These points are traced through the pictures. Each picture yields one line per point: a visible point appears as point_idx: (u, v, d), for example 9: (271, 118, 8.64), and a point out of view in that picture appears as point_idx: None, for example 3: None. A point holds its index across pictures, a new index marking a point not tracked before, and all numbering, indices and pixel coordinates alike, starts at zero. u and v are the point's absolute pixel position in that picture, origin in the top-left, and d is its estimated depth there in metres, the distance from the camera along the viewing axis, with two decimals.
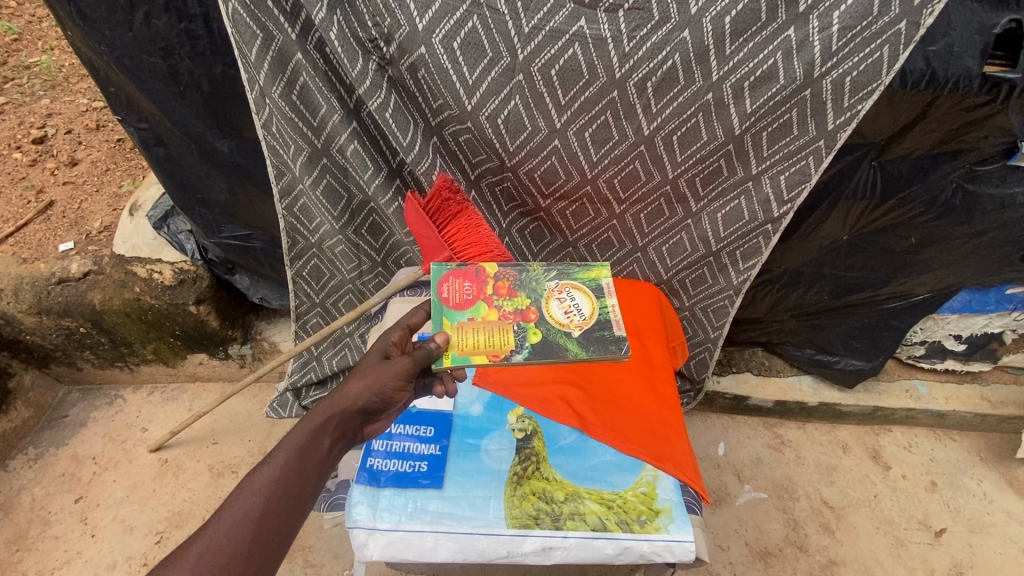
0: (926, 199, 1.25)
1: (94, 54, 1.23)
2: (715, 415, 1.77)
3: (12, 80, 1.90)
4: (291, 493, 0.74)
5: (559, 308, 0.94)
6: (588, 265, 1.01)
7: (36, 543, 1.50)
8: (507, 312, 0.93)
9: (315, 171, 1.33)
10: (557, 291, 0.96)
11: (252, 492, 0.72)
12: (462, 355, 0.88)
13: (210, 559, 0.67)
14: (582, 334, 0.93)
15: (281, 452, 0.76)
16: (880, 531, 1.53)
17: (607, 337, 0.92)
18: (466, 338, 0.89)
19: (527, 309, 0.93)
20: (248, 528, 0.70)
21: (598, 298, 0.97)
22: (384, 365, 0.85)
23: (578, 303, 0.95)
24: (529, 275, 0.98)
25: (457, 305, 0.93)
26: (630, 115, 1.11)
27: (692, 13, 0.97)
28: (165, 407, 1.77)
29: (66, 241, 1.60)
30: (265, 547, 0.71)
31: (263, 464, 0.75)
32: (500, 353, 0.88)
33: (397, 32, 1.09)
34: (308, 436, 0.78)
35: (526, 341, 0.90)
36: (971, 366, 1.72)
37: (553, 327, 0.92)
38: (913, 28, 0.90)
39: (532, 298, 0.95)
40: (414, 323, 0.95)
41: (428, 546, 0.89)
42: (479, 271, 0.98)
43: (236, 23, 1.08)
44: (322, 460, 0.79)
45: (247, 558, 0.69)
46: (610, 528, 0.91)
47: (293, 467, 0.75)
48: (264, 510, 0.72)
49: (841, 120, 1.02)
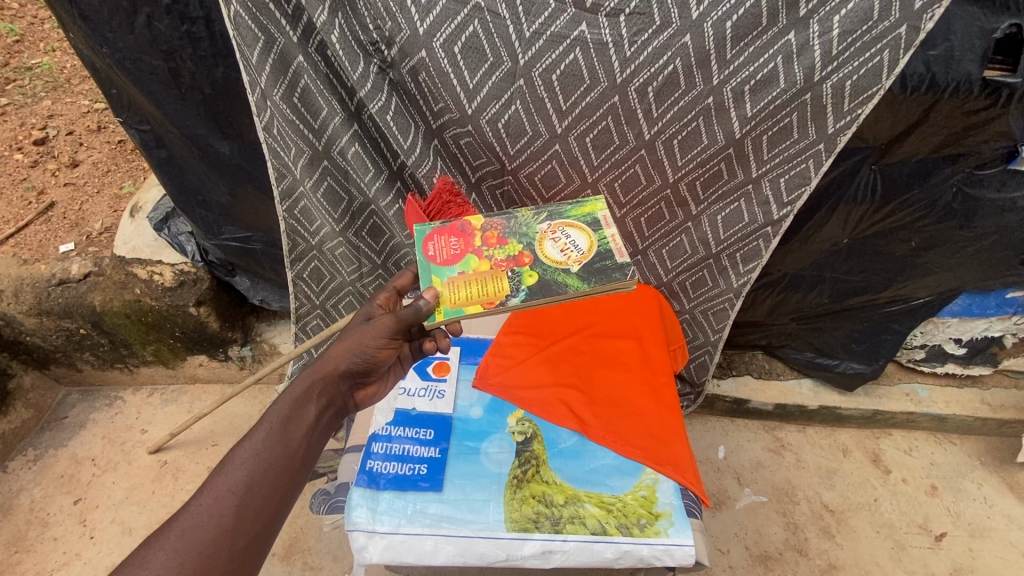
0: (926, 203, 1.25)
1: (96, 56, 1.23)
2: (715, 418, 1.77)
3: (13, 81, 1.91)
4: (276, 463, 0.74)
5: (555, 248, 0.99)
6: (582, 203, 1.07)
7: (35, 545, 1.49)
8: (499, 260, 0.98)
9: (316, 173, 1.33)
10: (551, 231, 1.02)
11: (236, 465, 0.72)
12: (455, 308, 0.90)
13: (195, 534, 0.67)
14: (581, 268, 0.95)
15: (264, 422, 0.77)
16: (880, 535, 1.52)
17: (609, 267, 0.94)
18: (458, 290, 0.93)
19: (520, 254, 0.99)
20: (233, 500, 0.70)
21: (596, 231, 1.01)
22: (364, 327, 0.86)
23: (574, 240, 1.00)
24: (518, 222, 1.05)
25: (444, 261, 0.99)
26: (631, 120, 1.11)
27: (693, 17, 0.97)
28: (165, 409, 1.77)
29: (67, 242, 1.60)
30: (253, 519, 0.70)
31: (247, 437, 0.76)
32: (494, 301, 0.91)
33: (398, 35, 1.09)
34: (292, 404, 0.79)
35: (522, 284, 0.93)
36: (972, 370, 1.72)
37: (549, 266, 0.95)
38: (913, 33, 0.90)
39: (524, 242, 1.01)
40: (400, 284, 1.01)
41: (428, 549, 0.89)
42: (466, 227, 1.05)
43: (238, 25, 1.08)
44: (310, 426, 0.79)
45: (234, 531, 0.69)
46: (609, 531, 0.91)
47: (277, 435, 0.76)
48: (248, 483, 0.72)
49: (841, 124, 1.02)
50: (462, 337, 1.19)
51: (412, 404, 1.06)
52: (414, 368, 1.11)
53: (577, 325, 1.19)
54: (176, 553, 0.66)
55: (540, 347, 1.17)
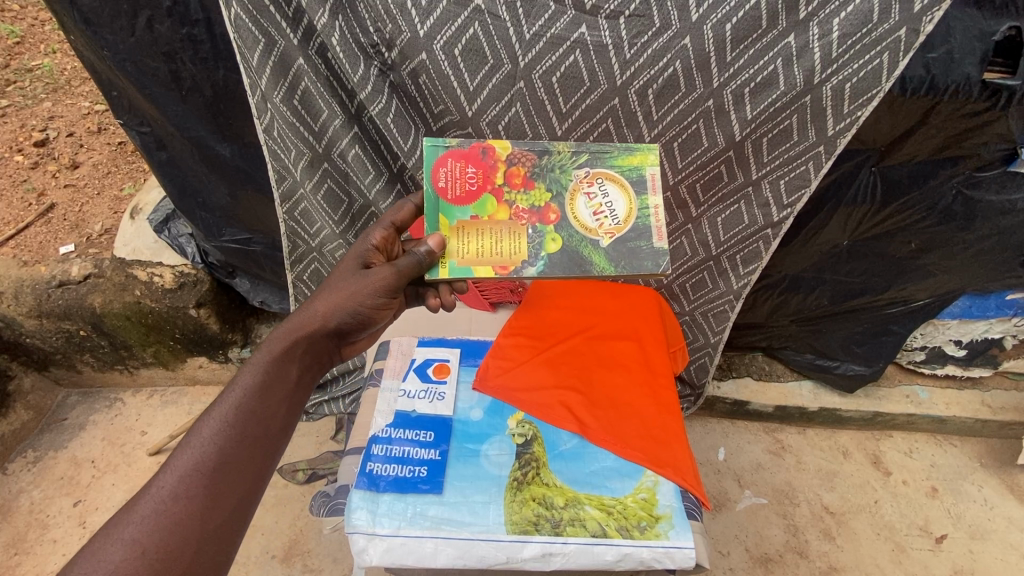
0: (926, 205, 1.25)
1: (97, 58, 1.23)
2: (716, 420, 1.77)
3: (14, 83, 1.91)
4: (249, 435, 0.74)
5: (588, 208, 0.97)
6: (634, 149, 0.99)
7: (34, 547, 1.49)
8: (520, 211, 0.96)
9: (317, 175, 1.33)
10: (587, 184, 0.98)
11: (201, 442, 0.71)
12: (462, 265, 0.93)
13: (159, 517, 0.65)
14: (611, 243, 0.96)
15: (238, 389, 0.77)
16: (880, 537, 1.52)
17: (643, 249, 0.96)
18: (471, 244, 0.94)
19: (546, 208, 0.97)
20: (200, 477, 0.69)
21: (638, 196, 0.97)
22: (357, 281, 0.91)
23: (612, 203, 0.97)
24: (552, 162, 0.98)
25: (457, 199, 0.96)
26: (631, 122, 1.12)
27: (693, 20, 0.97)
28: (165, 411, 1.77)
29: (67, 243, 1.60)
30: (225, 494, 0.69)
31: (212, 411, 0.74)
32: (508, 267, 0.94)
33: (399, 38, 1.08)
34: (264, 371, 0.79)
35: (542, 251, 0.95)
36: (972, 371, 1.72)
37: (577, 233, 0.96)
38: (913, 36, 0.90)
39: (553, 191, 0.97)
40: (399, 219, 0.99)
41: (428, 551, 0.89)
42: (489, 155, 0.98)
43: (238, 27, 1.08)
44: (283, 393, 0.80)
45: (203, 510, 0.67)
46: (610, 533, 0.91)
47: (247, 407, 0.75)
48: (219, 458, 0.71)
49: (841, 126, 1.02)
50: (463, 339, 1.19)
51: (412, 405, 1.06)
52: (414, 370, 1.11)
53: (576, 327, 1.19)
54: (139, 539, 0.63)
55: (539, 348, 1.17)
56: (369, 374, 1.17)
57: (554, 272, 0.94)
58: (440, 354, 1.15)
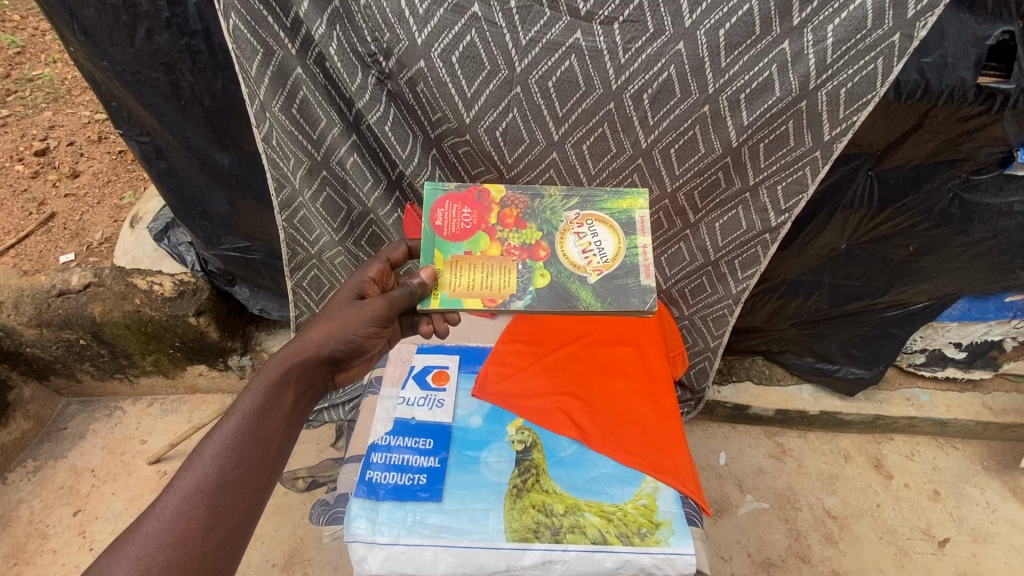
0: (923, 208, 1.25)
1: (96, 69, 1.24)
2: (716, 424, 1.76)
3: (15, 93, 1.92)
4: (249, 456, 0.74)
5: (578, 246, 0.98)
6: (624, 193, 1.01)
7: (34, 557, 1.49)
8: (513, 247, 0.99)
9: (315, 183, 1.33)
10: (577, 225, 1.00)
11: (203, 464, 0.71)
12: (453, 297, 0.94)
13: (164, 537, 0.65)
14: (599, 280, 0.96)
15: (237, 412, 0.77)
16: (882, 541, 1.52)
17: (630, 286, 0.95)
18: (462, 279, 0.96)
19: (537, 245, 0.98)
20: (200, 499, 0.69)
21: (627, 236, 0.98)
22: (351, 311, 0.91)
23: (601, 242, 0.98)
24: (543, 204, 1.01)
25: (452, 235, 0.99)
26: (627, 127, 1.12)
27: (687, 25, 0.97)
28: (165, 419, 1.77)
29: (67, 253, 1.62)
30: (225, 516, 0.69)
31: (212, 434, 0.75)
32: (497, 299, 0.94)
33: (396, 47, 1.08)
34: (264, 396, 0.79)
35: (531, 286, 0.95)
36: (972, 373, 1.72)
37: (566, 269, 0.96)
38: (907, 41, 0.91)
39: (544, 231, 1.00)
40: (393, 258, 1.04)
41: (428, 559, 0.88)
42: (483, 198, 1.03)
43: (236, 38, 1.09)
44: (281, 418, 0.80)
45: (203, 531, 0.67)
46: (610, 541, 0.90)
47: (247, 431, 0.76)
48: (219, 478, 0.71)
49: (837, 131, 1.03)
50: (462, 346, 1.19)
51: (412, 413, 1.06)
52: (414, 377, 1.11)
53: (575, 333, 1.20)
54: (143, 558, 0.63)
55: (539, 354, 1.17)
56: (368, 382, 1.17)
57: (541, 306, 0.94)
58: (440, 361, 1.15)
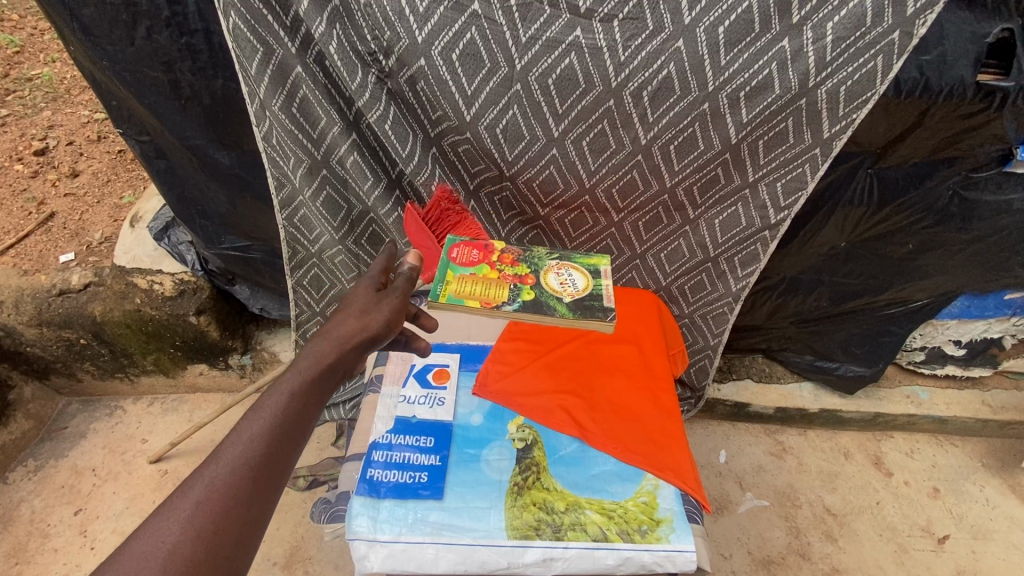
0: (923, 206, 1.25)
1: (95, 68, 1.23)
2: (716, 422, 1.77)
3: (14, 93, 1.92)
4: (292, 438, 0.65)
5: (558, 279, 1.04)
6: (590, 254, 1.11)
7: (35, 557, 1.49)
8: (506, 270, 1.04)
9: (315, 182, 1.33)
10: (557, 266, 1.07)
11: (250, 436, 0.62)
12: (457, 297, 0.98)
13: (209, 512, 0.56)
14: (573, 301, 1.00)
15: (280, 391, 0.67)
16: (883, 538, 1.52)
17: (597, 307, 0.99)
18: (465, 285, 1.00)
19: (527, 275, 1.04)
20: (249, 475, 0.60)
21: (594, 277, 1.06)
22: (384, 296, 0.84)
23: (577, 279, 1.04)
24: (531, 251, 1.10)
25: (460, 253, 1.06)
26: (627, 124, 1.12)
27: (686, 22, 0.97)
28: (166, 418, 1.77)
29: (67, 252, 1.62)
30: (268, 495, 0.61)
31: (255, 410, 0.65)
32: (493, 301, 0.97)
33: (397, 45, 1.09)
34: (314, 370, 0.71)
35: (519, 297, 0.99)
36: (971, 371, 1.73)
37: (546, 290, 1.01)
38: (907, 38, 0.92)
39: (532, 265, 1.06)
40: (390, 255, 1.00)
41: (429, 558, 0.88)
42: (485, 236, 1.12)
43: (236, 37, 1.08)
44: (326, 395, 0.72)
45: (249, 509, 0.59)
46: (611, 538, 0.90)
47: (298, 402, 0.67)
48: (261, 460, 0.62)
49: (837, 128, 1.03)
50: (462, 345, 1.20)
51: (412, 411, 1.06)
52: (414, 376, 1.12)
53: (576, 331, 1.20)
54: (186, 534, 0.54)
55: (538, 353, 1.17)
56: (368, 381, 1.16)
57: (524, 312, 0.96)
58: (440, 360, 1.15)
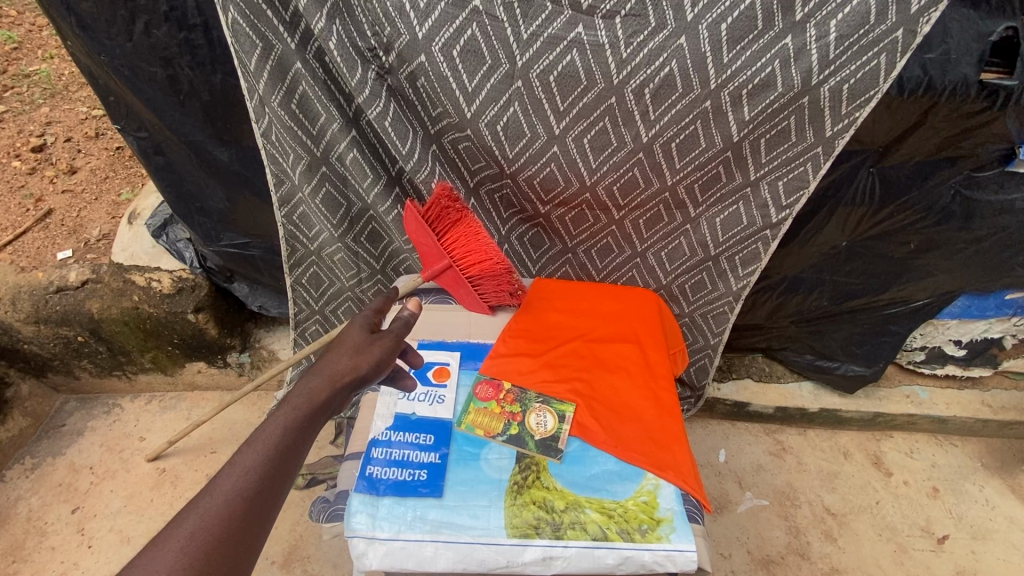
0: (925, 205, 1.24)
1: (93, 63, 1.22)
2: (716, 422, 1.76)
3: (12, 88, 1.90)
4: (286, 468, 0.69)
5: (544, 413, 1.06)
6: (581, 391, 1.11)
7: (33, 554, 1.48)
8: (508, 395, 1.09)
9: (315, 179, 1.32)
10: (544, 403, 1.08)
11: (244, 469, 0.65)
12: (471, 422, 1.05)
13: (204, 538, 0.59)
14: (540, 440, 1.03)
15: (277, 423, 0.71)
16: (882, 538, 1.52)
17: (556, 448, 1.01)
18: (480, 410, 1.07)
19: (521, 405, 1.08)
20: (243, 505, 0.63)
21: (568, 416, 1.06)
22: (378, 338, 0.87)
23: (557, 418, 1.06)
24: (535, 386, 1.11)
25: (489, 371, 1.13)
26: (628, 122, 1.11)
27: (689, 19, 0.96)
28: (164, 416, 1.76)
29: (65, 249, 1.61)
30: (259, 524, 0.64)
31: (252, 441, 0.68)
32: (490, 433, 1.03)
33: (397, 41, 1.08)
34: (306, 407, 0.74)
35: (507, 429, 1.04)
36: (971, 371, 1.72)
37: (527, 427, 1.04)
38: (910, 36, 0.91)
39: (528, 397, 1.09)
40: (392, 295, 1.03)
41: (428, 555, 0.88)
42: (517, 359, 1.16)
43: (235, 32, 1.08)
44: (318, 431, 0.75)
45: (239, 538, 0.61)
46: (610, 537, 0.90)
47: (290, 436, 0.70)
48: (258, 487, 0.65)
49: (839, 127, 1.03)
50: (462, 343, 1.19)
51: (412, 408, 1.06)
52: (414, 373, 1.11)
53: (575, 330, 1.20)
54: (180, 561, 0.56)
55: (539, 351, 1.17)
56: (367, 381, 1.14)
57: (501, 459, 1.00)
58: (440, 357, 1.15)
